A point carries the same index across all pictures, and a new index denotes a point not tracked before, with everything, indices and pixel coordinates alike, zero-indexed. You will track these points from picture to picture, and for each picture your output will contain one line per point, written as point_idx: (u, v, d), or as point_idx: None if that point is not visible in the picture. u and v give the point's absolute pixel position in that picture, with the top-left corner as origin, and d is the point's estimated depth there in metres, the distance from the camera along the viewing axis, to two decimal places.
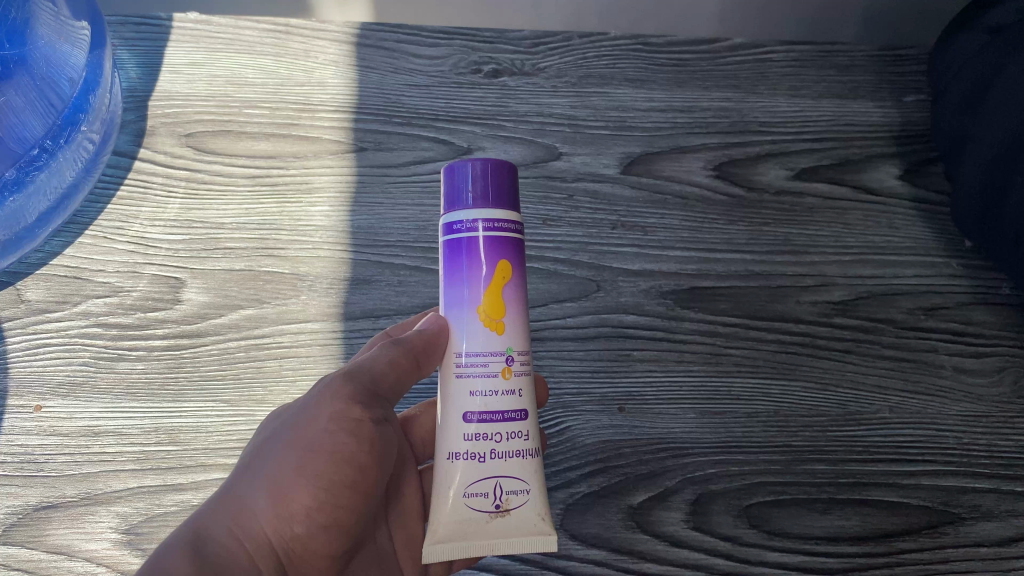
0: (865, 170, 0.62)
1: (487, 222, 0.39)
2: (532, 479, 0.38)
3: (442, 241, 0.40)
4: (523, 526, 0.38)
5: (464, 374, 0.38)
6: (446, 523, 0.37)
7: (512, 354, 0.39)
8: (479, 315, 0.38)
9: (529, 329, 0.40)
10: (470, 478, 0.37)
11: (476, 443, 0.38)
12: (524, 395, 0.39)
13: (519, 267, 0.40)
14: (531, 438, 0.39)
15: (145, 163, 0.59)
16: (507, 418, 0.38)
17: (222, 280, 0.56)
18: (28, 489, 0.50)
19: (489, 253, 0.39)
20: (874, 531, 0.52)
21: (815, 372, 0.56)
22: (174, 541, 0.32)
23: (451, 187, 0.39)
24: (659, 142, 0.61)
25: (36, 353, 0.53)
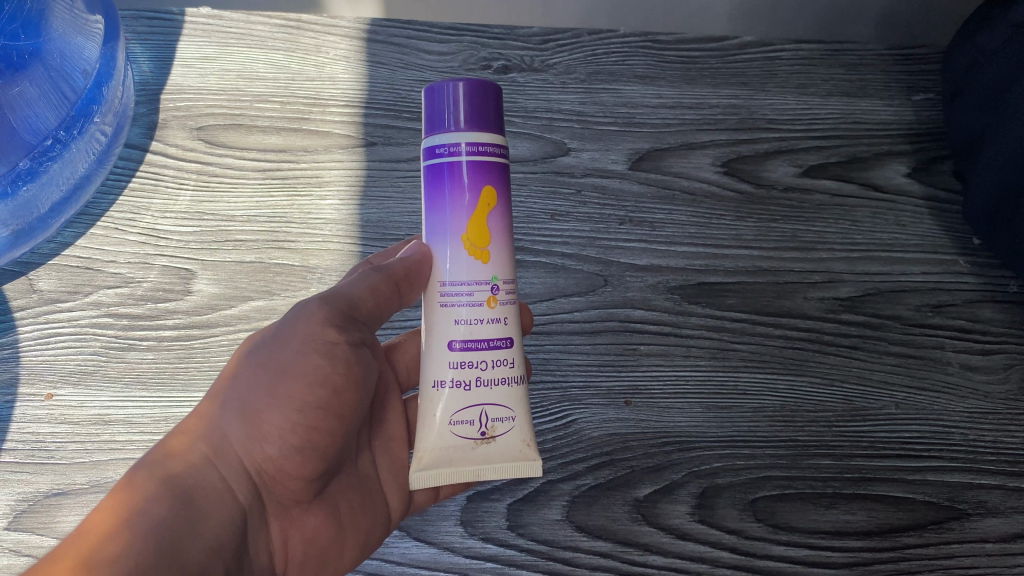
0: (872, 167, 0.62)
1: (471, 145, 0.40)
2: (516, 406, 0.41)
3: (424, 164, 0.41)
4: (507, 452, 0.41)
5: (451, 303, 0.40)
6: (434, 450, 0.41)
7: (497, 282, 0.41)
8: (464, 243, 0.40)
9: (512, 255, 0.42)
10: (457, 405, 0.40)
11: (462, 371, 0.40)
12: (508, 322, 0.41)
13: (502, 191, 0.41)
14: (516, 365, 0.41)
15: (157, 155, 0.59)
16: (493, 346, 0.41)
17: (232, 272, 0.56)
18: (39, 477, 0.51)
19: (473, 178, 0.40)
20: (879, 526, 0.52)
21: (821, 368, 0.56)
22: (149, 462, 0.36)
23: (433, 109, 0.40)
24: (667, 138, 0.61)
25: (47, 342, 0.54)
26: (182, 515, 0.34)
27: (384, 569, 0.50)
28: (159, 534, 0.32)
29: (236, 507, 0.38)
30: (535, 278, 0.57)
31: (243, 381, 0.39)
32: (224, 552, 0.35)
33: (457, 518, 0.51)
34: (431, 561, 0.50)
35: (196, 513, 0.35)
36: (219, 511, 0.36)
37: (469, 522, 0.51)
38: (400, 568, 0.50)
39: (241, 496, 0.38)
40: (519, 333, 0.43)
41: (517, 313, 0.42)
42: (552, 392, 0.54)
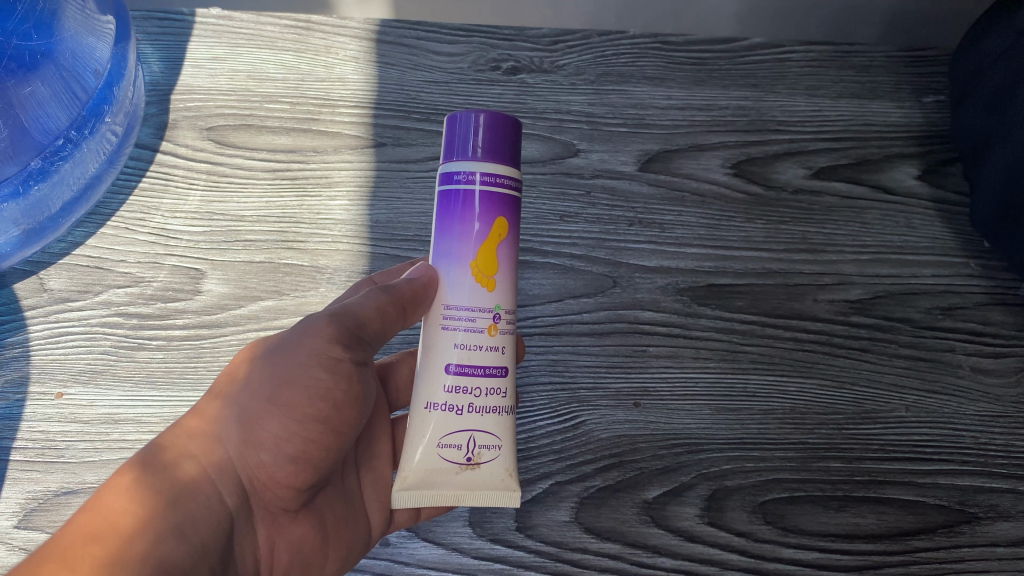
0: (883, 170, 0.61)
1: (487, 175, 0.41)
2: (504, 436, 0.41)
3: (439, 189, 0.42)
4: (489, 479, 0.41)
5: (451, 326, 0.41)
6: (418, 470, 0.41)
7: (499, 311, 0.41)
8: (471, 269, 0.41)
9: (516, 289, 0.43)
10: (446, 429, 0.40)
11: (455, 395, 0.40)
12: (505, 352, 0.42)
13: (514, 224, 0.42)
14: (507, 395, 0.42)
15: (167, 155, 0.59)
16: (488, 374, 0.41)
17: (242, 271, 0.56)
18: (49, 475, 0.51)
19: (486, 207, 0.41)
20: (889, 529, 0.52)
21: (830, 370, 0.55)
22: (143, 460, 0.37)
23: (454, 136, 0.41)
24: (677, 140, 0.61)
25: (58, 341, 0.54)
26: (170, 521, 0.35)
27: (393, 570, 0.50)
28: (147, 541, 0.33)
29: (224, 512, 0.38)
30: (544, 280, 0.57)
31: (244, 385, 0.40)
32: (209, 558, 0.36)
33: (465, 519, 0.51)
34: (440, 562, 0.50)
35: (185, 518, 0.35)
36: (208, 516, 0.37)
37: (477, 523, 0.51)
38: (408, 569, 0.50)
39: (231, 501, 0.38)
40: (514, 364, 0.43)
41: (513, 343, 0.43)
42: (561, 393, 0.54)
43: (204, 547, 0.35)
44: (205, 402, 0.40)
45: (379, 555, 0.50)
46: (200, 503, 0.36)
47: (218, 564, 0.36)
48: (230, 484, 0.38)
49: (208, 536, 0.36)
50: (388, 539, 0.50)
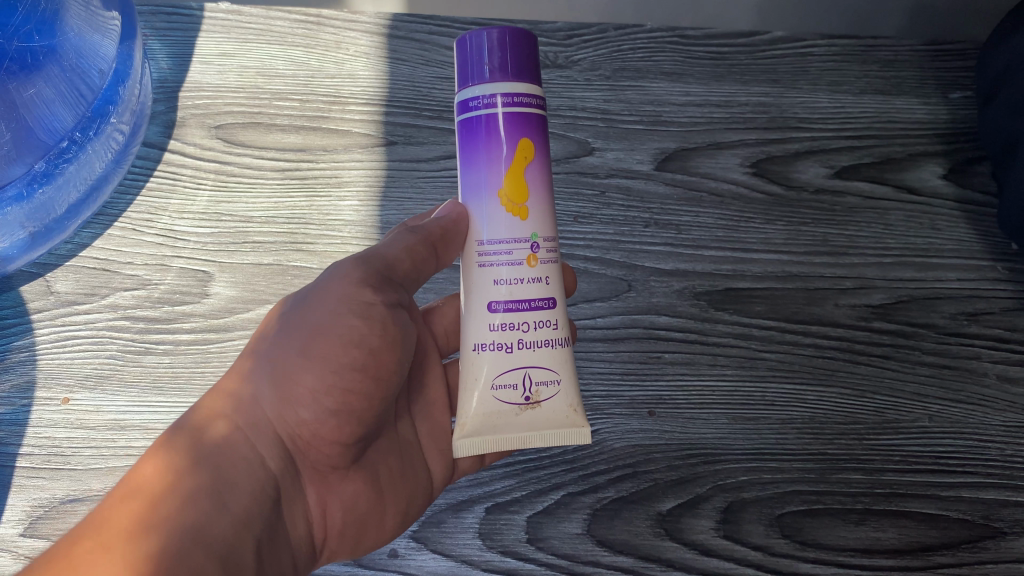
0: (907, 169, 0.60)
1: (506, 96, 0.38)
2: (562, 370, 0.40)
3: (458, 120, 0.40)
4: (553, 418, 0.40)
5: (490, 260, 0.39)
6: (477, 416, 0.40)
7: (538, 239, 0.39)
8: (502, 199, 0.39)
9: (554, 213, 0.40)
10: (499, 369, 0.39)
11: (503, 333, 0.39)
12: (551, 282, 0.40)
13: (541, 142, 0.39)
14: (559, 326, 0.40)
15: (175, 154, 0.59)
16: (536, 307, 0.39)
17: (249, 274, 0.55)
18: (55, 483, 0.49)
19: (510, 129, 0.39)
20: (910, 544, 0.50)
21: (852, 378, 0.54)
22: (179, 430, 0.36)
23: (467, 61, 0.39)
24: (694, 138, 0.60)
25: (64, 345, 0.53)
26: (206, 489, 0.33)
27: None
28: (189, 511, 0.31)
29: (266, 477, 0.36)
30: None
31: (275, 345, 0.39)
32: (252, 525, 0.34)
33: (475, 531, 0.49)
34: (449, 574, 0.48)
35: (222, 485, 0.34)
36: (249, 480, 0.35)
37: (487, 535, 0.49)
38: None
39: (273, 464, 0.37)
40: (564, 295, 0.41)
41: (561, 272, 0.41)
42: None
43: (250, 513, 0.34)
44: (236, 370, 0.39)
45: (387, 566, 0.48)
46: (239, 469, 0.35)
47: (261, 531, 0.35)
48: (270, 446, 0.37)
49: (252, 502, 0.35)
50: (396, 550, 0.48)
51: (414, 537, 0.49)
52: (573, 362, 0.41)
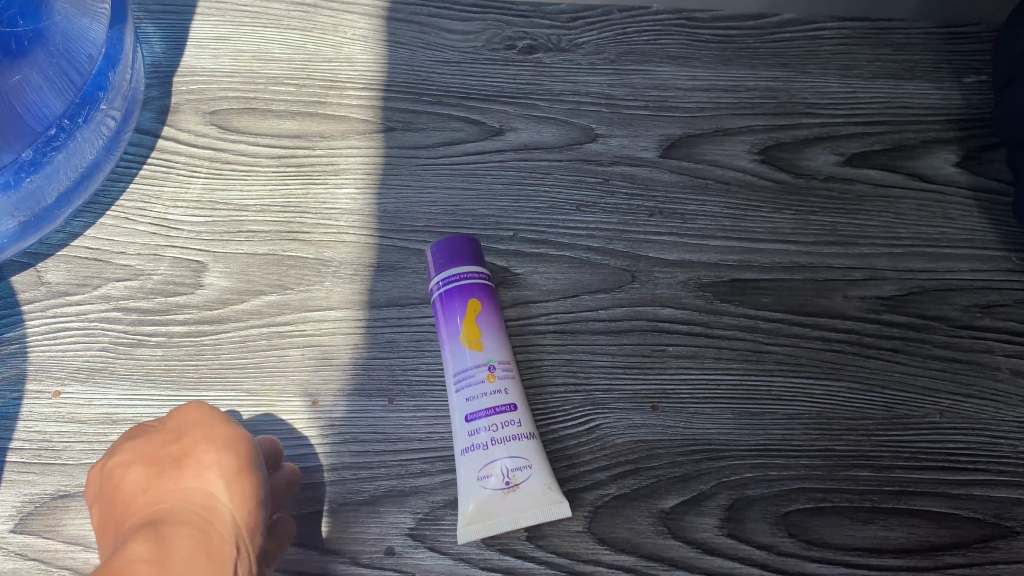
0: (919, 156, 0.60)
1: (455, 277, 0.50)
2: (533, 457, 0.46)
3: (433, 300, 0.51)
4: (533, 502, 0.46)
5: (462, 387, 0.48)
6: (470, 512, 0.46)
7: (493, 361, 0.48)
8: (461, 342, 0.49)
9: (507, 344, 0.50)
10: (482, 465, 0.46)
11: (483, 443, 0.46)
12: (511, 392, 0.48)
13: (490, 301, 0.50)
14: (525, 425, 0.47)
15: (169, 141, 0.58)
16: (503, 412, 0.47)
17: (244, 264, 0.54)
18: (46, 478, 0.47)
19: (461, 295, 0.50)
20: (921, 543, 0.47)
21: (860, 371, 0.52)
22: None
23: (433, 264, 0.51)
24: (701, 124, 0.61)
25: (56, 336, 0.52)
26: None
27: None
28: None
29: None
30: (558, 274, 0.55)
31: None
32: None
33: None
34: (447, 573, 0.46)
35: None
36: None
37: None
38: None
39: None
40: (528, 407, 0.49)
41: (521, 388, 0.49)
42: (574, 395, 0.51)
43: None
44: None
45: (383, 565, 0.46)
46: None
47: None
48: None
49: None
50: (393, 548, 0.46)
51: (411, 535, 0.46)
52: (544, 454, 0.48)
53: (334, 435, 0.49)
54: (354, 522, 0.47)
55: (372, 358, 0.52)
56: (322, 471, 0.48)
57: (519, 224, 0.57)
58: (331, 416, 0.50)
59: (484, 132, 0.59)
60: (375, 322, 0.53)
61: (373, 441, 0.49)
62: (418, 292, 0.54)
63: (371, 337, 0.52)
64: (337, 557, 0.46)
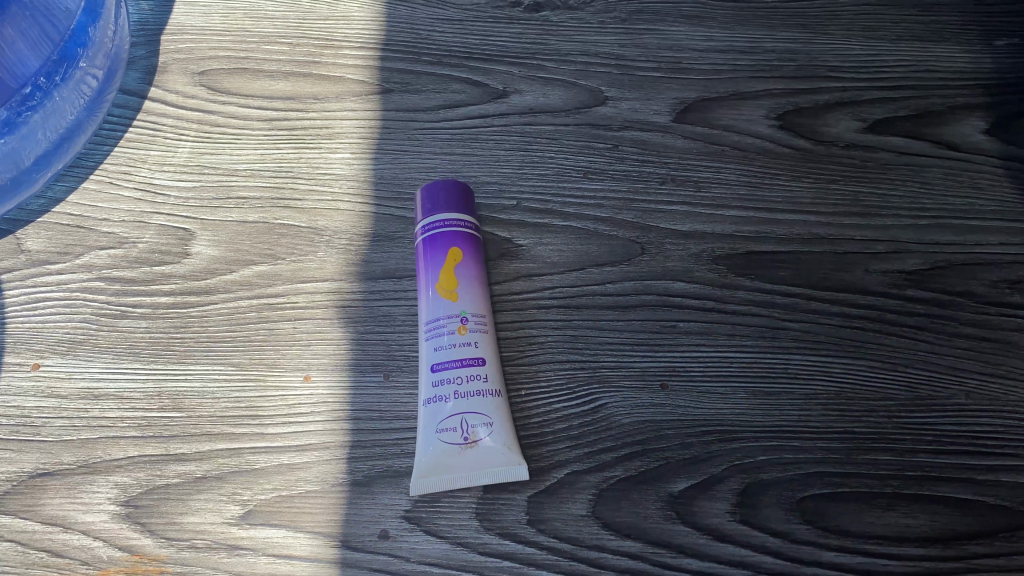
0: (947, 123, 0.57)
1: (443, 221, 0.49)
2: (496, 416, 0.45)
3: (416, 246, 0.50)
4: (488, 459, 0.44)
5: (431, 336, 0.47)
6: (427, 461, 0.44)
7: (467, 314, 0.47)
8: (439, 290, 0.48)
9: (485, 297, 0.48)
10: (442, 416, 0.45)
11: (443, 391, 0.45)
12: (481, 346, 0.47)
13: (471, 250, 0.49)
14: (489, 379, 0.46)
15: (156, 103, 0.56)
16: (466, 364, 0.46)
17: (233, 232, 0.52)
18: (24, 455, 0.45)
19: (443, 241, 0.49)
20: (944, 532, 0.44)
21: (882, 350, 0.49)
22: None
23: (420, 208, 0.51)
24: (716, 87, 0.58)
25: (35, 307, 0.49)
26: None
27: (392, 566, 0.43)
28: None
29: None
30: (564, 245, 0.52)
31: None
32: None
33: (472, 512, 0.44)
34: (443, 558, 0.43)
35: None
36: None
37: (485, 515, 0.44)
38: (409, 566, 0.43)
39: None
40: (498, 361, 0.47)
41: (494, 342, 0.48)
42: (579, 373, 0.49)
43: None
44: None
45: (377, 549, 0.43)
46: None
47: None
48: None
49: None
50: (387, 531, 0.43)
51: (407, 518, 0.44)
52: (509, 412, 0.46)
53: (327, 412, 0.47)
54: (346, 504, 0.44)
55: (368, 332, 0.49)
56: (313, 451, 0.45)
57: (523, 191, 0.54)
58: (325, 392, 0.47)
59: (487, 94, 0.57)
60: (371, 294, 0.50)
61: (368, 419, 0.47)
62: (416, 263, 0.52)
63: (367, 311, 0.50)
64: (327, 540, 0.43)
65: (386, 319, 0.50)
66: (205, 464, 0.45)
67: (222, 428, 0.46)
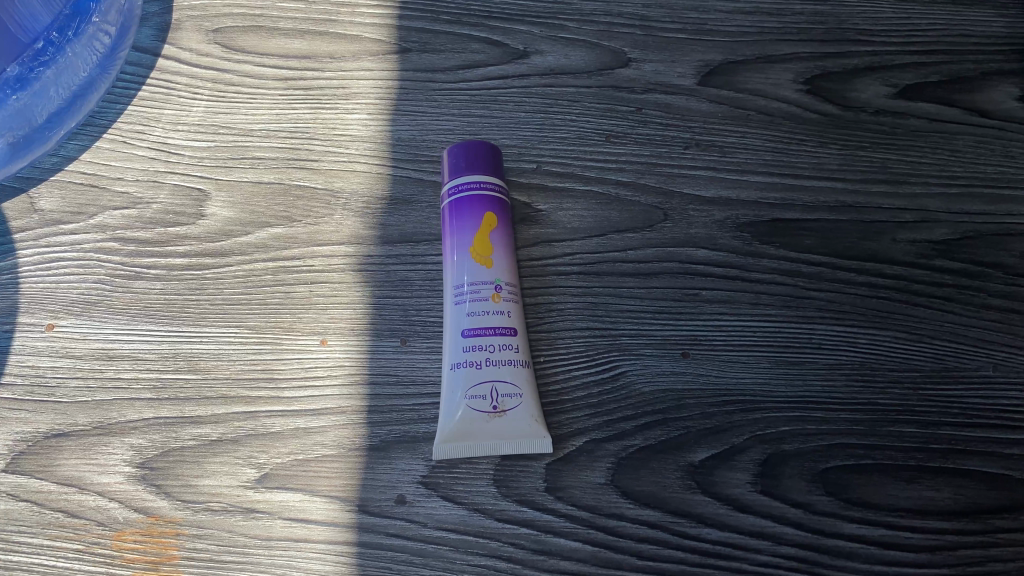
0: (979, 89, 0.55)
1: (478, 184, 0.48)
2: (524, 386, 0.45)
3: (445, 205, 0.49)
4: (516, 429, 0.44)
5: (460, 300, 0.46)
6: (454, 425, 0.44)
7: (500, 283, 0.46)
8: (470, 255, 0.47)
9: (516, 268, 0.48)
10: (470, 383, 0.44)
11: (473, 356, 0.45)
12: (512, 316, 0.46)
13: (504, 217, 0.48)
14: (520, 350, 0.45)
15: (170, 61, 0.55)
16: (498, 333, 0.45)
17: (249, 193, 0.51)
18: (39, 416, 0.45)
19: (478, 206, 0.48)
20: (967, 505, 0.43)
21: (909, 320, 0.48)
22: None
23: (452, 166, 0.49)
24: (742, 50, 0.57)
25: (49, 267, 0.48)
26: None
27: (408, 531, 0.42)
28: None
29: None
30: (584, 210, 0.51)
31: None
32: None
33: (490, 478, 0.44)
34: (460, 525, 0.42)
35: None
36: None
37: (502, 482, 0.43)
38: (426, 531, 0.42)
39: None
40: (527, 331, 0.47)
41: (523, 313, 0.47)
42: (599, 340, 0.48)
43: None
44: None
45: (394, 514, 0.42)
46: None
47: None
48: None
49: None
50: (404, 496, 0.43)
51: (424, 483, 0.43)
52: (536, 384, 0.46)
53: (343, 376, 0.46)
54: (362, 468, 0.44)
55: (385, 296, 0.48)
56: (330, 415, 0.45)
57: (544, 154, 0.53)
58: (340, 356, 0.47)
59: (507, 54, 0.56)
60: (388, 258, 0.50)
61: (384, 384, 0.46)
62: (434, 226, 0.51)
63: (384, 275, 0.49)
64: (344, 505, 0.43)
65: (404, 283, 0.49)
66: (221, 427, 0.45)
67: (238, 390, 0.46)
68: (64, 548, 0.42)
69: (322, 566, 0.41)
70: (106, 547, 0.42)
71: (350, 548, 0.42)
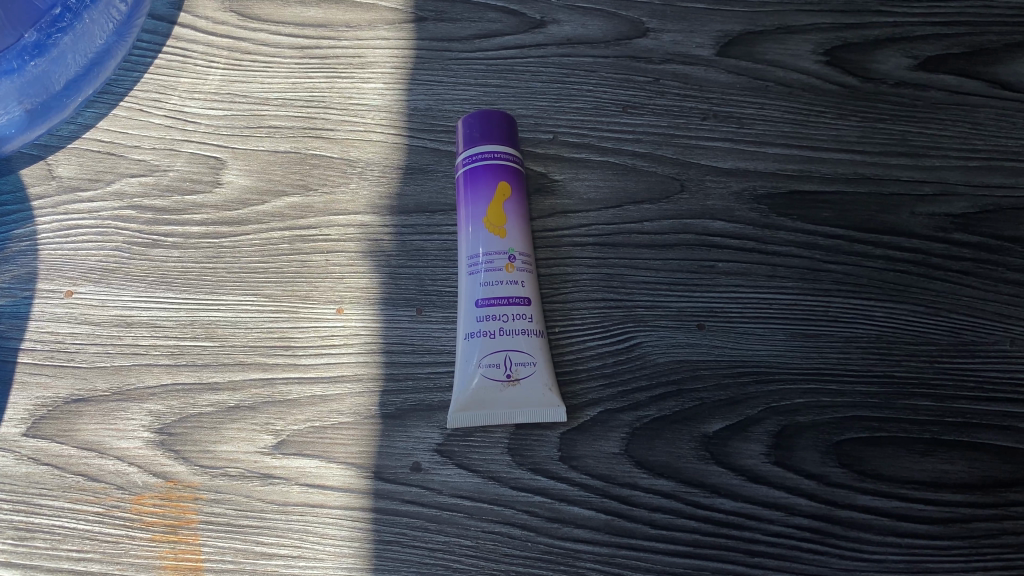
0: (1001, 62, 0.55)
1: (490, 153, 0.48)
2: (538, 355, 0.45)
3: (460, 176, 0.49)
4: (531, 397, 0.44)
5: (475, 270, 0.46)
6: (468, 394, 0.44)
7: (515, 252, 0.46)
8: (484, 224, 0.47)
9: (530, 237, 0.48)
10: (485, 352, 0.45)
11: (487, 325, 0.45)
12: (526, 285, 0.46)
13: (518, 187, 0.48)
14: (534, 319, 0.45)
15: (186, 28, 0.55)
16: (512, 303, 0.45)
17: (265, 162, 0.51)
18: (59, 380, 0.45)
19: (491, 175, 0.48)
20: (981, 479, 0.43)
21: (926, 294, 0.48)
22: None
23: (466, 137, 0.49)
24: (762, 21, 0.56)
25: (67, 234, 0.49)
26: None
27: (424, 498, 0.43)
28: None
29: None
30: (600, 181, 0.51)
31: None
32: None
33: (504, 447, 0.44)
34: (475, 492, 0.43)
35: None
36: None
37: (517, 451, 0.44)
38: (441, 499, 0.43)
39: None
40: (540, 301, 0.47)
41: (537, 283, 0.47)
42: (614, 311, 0.48)
43: None
44: None
45: (409, 481, 0.43)
46: None
47: None
48: None
49: None
50: (419, 463, 0.43)
51: (439, 451, 0.44)
52: (550, 353, 0.46)
53: (359, 344, 0.46)
54: (379, 436, 0.44)
55: (401, 266, 0.49)
56: (345, 383, 0.45)
57: (560, 125, 0.53)
58: (357, 325, 0.47)
59: (524, 24, 0.56)
60: (404, 228, 0.50)
61: (400, 352, 0.46)
62: (449, 197, 0.51)
63: (400, 244, 0.49)
64: (359, 472, 0.43)
65: (419, 253, 0.49)
66: (238, 394, 0.45)
67: (255, 357, 0.46)
68: (86, 511, 0.42)
69: (338, 531, 0.42)
70: (126, 510, 0.42)
71: (366, 514, 0.42)
